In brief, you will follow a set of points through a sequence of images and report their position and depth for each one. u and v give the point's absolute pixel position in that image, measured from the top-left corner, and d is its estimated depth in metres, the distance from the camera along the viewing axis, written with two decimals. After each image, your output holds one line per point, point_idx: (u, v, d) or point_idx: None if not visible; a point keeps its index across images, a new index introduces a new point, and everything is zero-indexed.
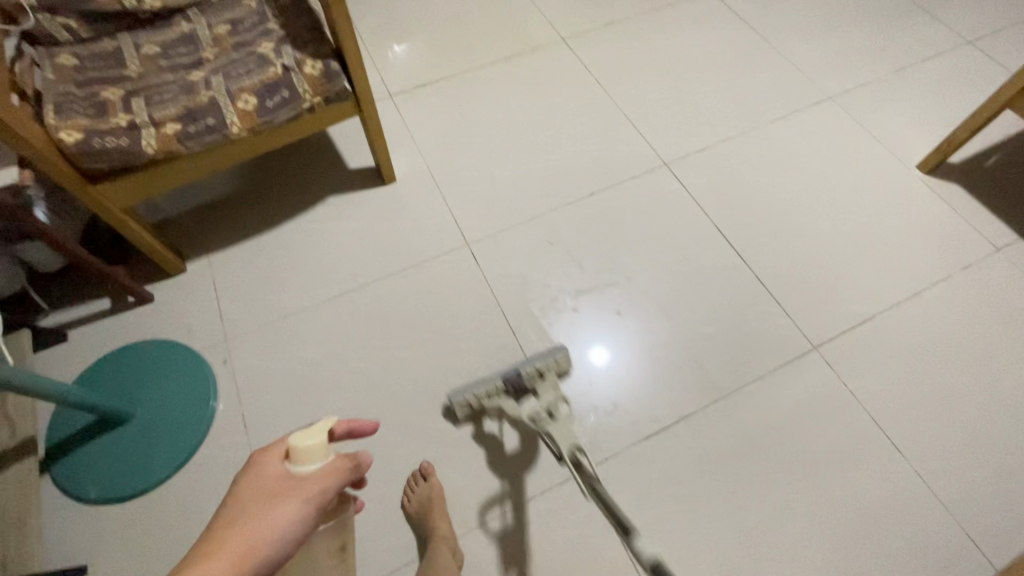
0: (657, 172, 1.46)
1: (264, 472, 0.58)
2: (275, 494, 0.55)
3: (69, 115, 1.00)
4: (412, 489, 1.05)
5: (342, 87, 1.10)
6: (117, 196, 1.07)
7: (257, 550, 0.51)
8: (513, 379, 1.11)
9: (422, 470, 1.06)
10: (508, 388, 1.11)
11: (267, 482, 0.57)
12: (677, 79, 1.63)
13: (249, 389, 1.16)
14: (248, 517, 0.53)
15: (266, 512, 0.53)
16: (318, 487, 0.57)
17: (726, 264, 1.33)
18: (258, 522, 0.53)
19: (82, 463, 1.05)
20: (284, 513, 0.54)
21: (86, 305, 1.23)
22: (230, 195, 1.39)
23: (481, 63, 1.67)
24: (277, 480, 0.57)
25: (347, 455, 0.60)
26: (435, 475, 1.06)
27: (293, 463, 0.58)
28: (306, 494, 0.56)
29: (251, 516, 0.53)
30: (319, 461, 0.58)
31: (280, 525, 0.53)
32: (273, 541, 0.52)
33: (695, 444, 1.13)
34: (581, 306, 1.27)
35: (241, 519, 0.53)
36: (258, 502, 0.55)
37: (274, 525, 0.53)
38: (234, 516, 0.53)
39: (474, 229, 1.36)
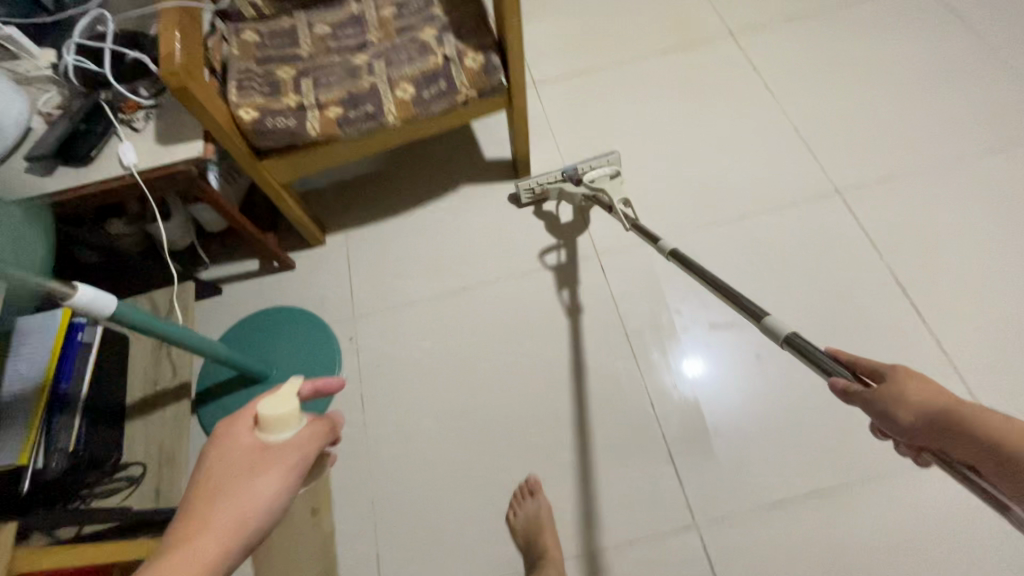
0: (824, 199, 1.27)
1: (237, 443, 0.59)
2: (256, 464, 0.56)
3: (248, 93, 1.05)
4: (519, 504, 1.03)
5: (498, 81, 1.06)
6: (278, 171, 1.12)
7: (246, 524, 0.52)
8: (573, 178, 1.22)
9: (529, 485, 1.05)
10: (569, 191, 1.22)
11: (243, 453, 0.57)
12: (864, 89, 1.40)
13: (368, 369, 1.20)
14: (229, 492, 0.53)
15: (248, 486, 0.54)
16: (297, 452, 0.58)
17: (897, 320, 1.13)
18: (242, 496, 0.53)
19: (223, 412, 1.16)
20: (269, 484, 0.55)
21: (238, 264, 1.34)
22: (370, 174, 1.43)
23: (634, 55, 1.54)
24: (251, 450, 0.58)
25: (318, 419, 0.62)
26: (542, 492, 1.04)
27: (266, 429, 0.59)
28: (286, 462, 0.57)
29: (233, 492, 0.53)
30: (292, 426, 0.60)
31: (263, 496, 0.54)
32: (259, 514, 0.53)
33: (829, 524, 0.99)
34: (712, 341, 1.15)
35: (221, 493, 0.53)
36: (237, 474, 0.55)
37: (260, 495, 0.54)
38: (217, 491, 0.54)
39: (605, 239, 1.29)
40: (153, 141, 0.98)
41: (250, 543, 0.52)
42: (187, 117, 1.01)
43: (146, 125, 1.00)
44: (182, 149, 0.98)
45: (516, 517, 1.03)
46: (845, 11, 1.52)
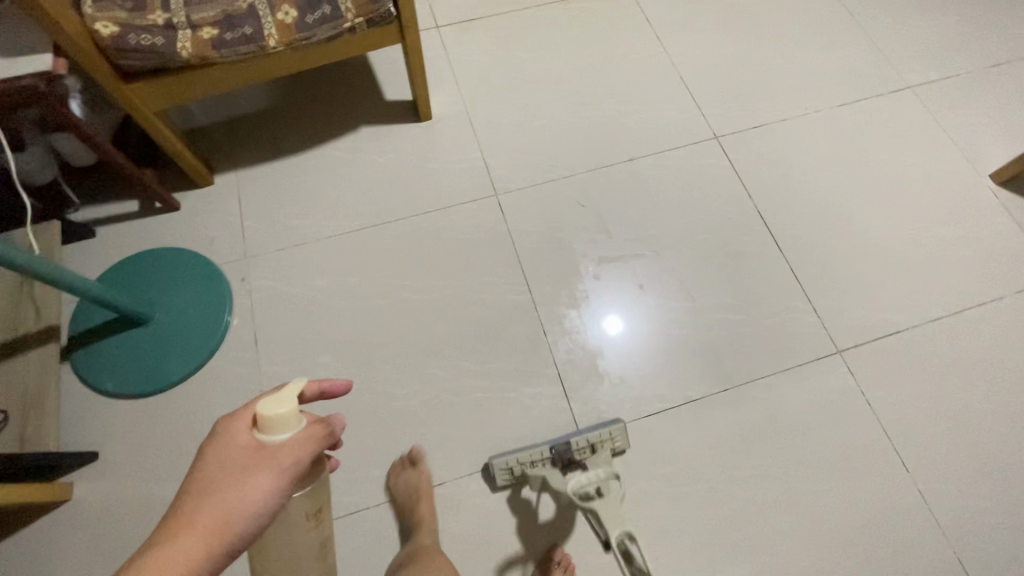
0: (704, 144, 1.37)
1: (233, 442, 0.56)
2: (248, 466, 0.54)
3: (106, 6, 0.96)
4: (398, 476, 1.03)
5: (386, 10, 1.05)
6: (150, 98, 1.05)
7: (231, 523, 0.51)
8: (560, 449, 1.03)
9: (410, 457, 1.05)
10: (555, 458, 1.03)
11: (237, 454, 0.55)
12: (744, 45, 1.51)
13: (263, 309, 1.17)
14: (223, 495, 0.52)
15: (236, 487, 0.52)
16: (289, 455, 0.55)
17: (762, 252, 1.26)
18: (232, 497, 0.52)
19: (101, 357, 1.09)
20: (259, 487, 0.53)
21: (114, 205, 1.25)
22: (263, 112, 1.36)
23: (535, 2, 1.56)
24: (246, 453, 0.55)
25: (317, 421, 0.59)
26: (422, 463, 1.04)
27: (265, 432, 0.56)
28: (277, 467, 0.54)
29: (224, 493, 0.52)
30: (289, 429, 0.56)
31: (253, 499, 0.52)
32: (245, 515, 0.52)
33: (695, 429, 1.11)
34: (602, 274, 1.24)
35: (212, 495, 0.52)
36: (228, 475, 0.53)
37: (250, 500, 0.52)
38: (207, 492, 0.52)
39: (504, 180, 1.32)
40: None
41: (234, 544, 0.51)
42: (32, 28, 0.91)
43: None
44: (28, 63, 0.89)
45: (395, 489, 1.03)
46: None
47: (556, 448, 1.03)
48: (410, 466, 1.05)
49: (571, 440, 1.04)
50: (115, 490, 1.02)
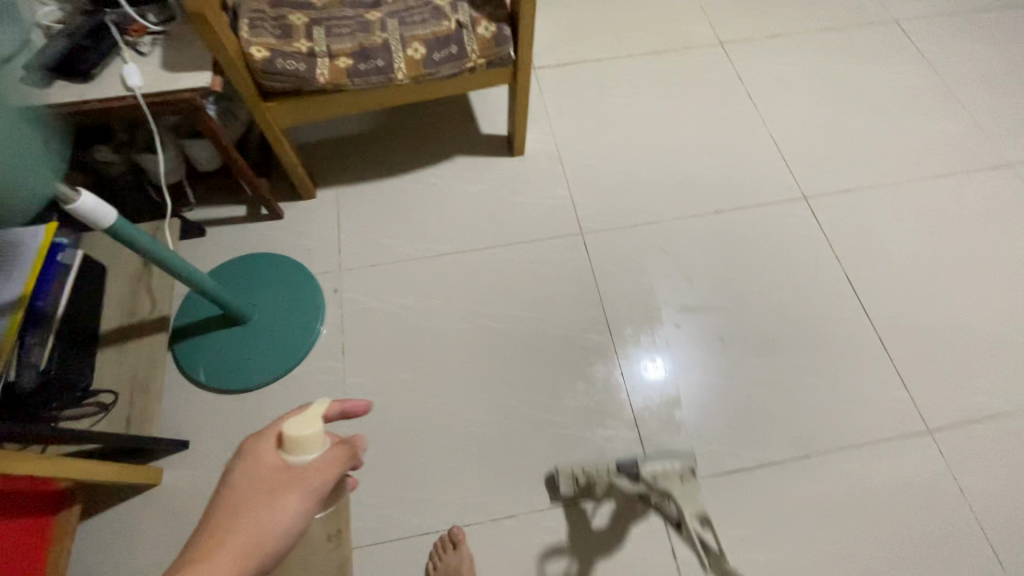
0: (792, 203, 1.37)
1: (261, 462, 0.59)
2: (277, 488, 0.56)
3: (259, 33, 1.05)
4: (439, 557, 0.99)
5: (507, 54, 1.11)
6: (281, 116, 1.13)
7: (262, 541, 0.53)
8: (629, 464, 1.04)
9: (452, 538, 1.01)
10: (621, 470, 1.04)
11: (269, 475, 0.58)
12: (836, 108, 1.52)
13: (351, 321, 1.22)
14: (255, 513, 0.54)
15: (267, 508, 0.54)
16: (315, 476, 0.58)
17: (847, 316, 1.24)
18: (261, 520, 0.53)
19: (200, 350, 1.15)
20: (290, 507, 0.55)
21: (225, 208, 1.33)
22: (367, 135, 1.44)
23: (628, 51, 1.62)
24: (274, 472, 0.58)
25: (341, 441, 0.62)
26: (464, 546, 1.00)
27: (296, 453, 0.59)
28: (305, 487, 0.57)
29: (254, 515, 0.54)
30: (317, 449, 0.60)
31: (282, 517, 0.54)
32: (274, 537, 0.53)
33: (771, 493, 1.08)
34: (682, 321, 1.24)
35: (239, 514, 0.54)
36: (257, 495, 0.55)
37: (280, 521, 0.54)
38: (239, 509, 0.54)
39: (590, 219, 1.35)
40: (161, 67, 0.98)
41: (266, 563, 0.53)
42: (197, 47, 1.01)
43: (153, 51, 1.00)
44: (189, 79, 0.98)
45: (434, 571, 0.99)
46: (821, 35, 1.65)
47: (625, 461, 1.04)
48: (451, 546, 1.01)
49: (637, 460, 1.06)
50: (200, 480, 1.07)
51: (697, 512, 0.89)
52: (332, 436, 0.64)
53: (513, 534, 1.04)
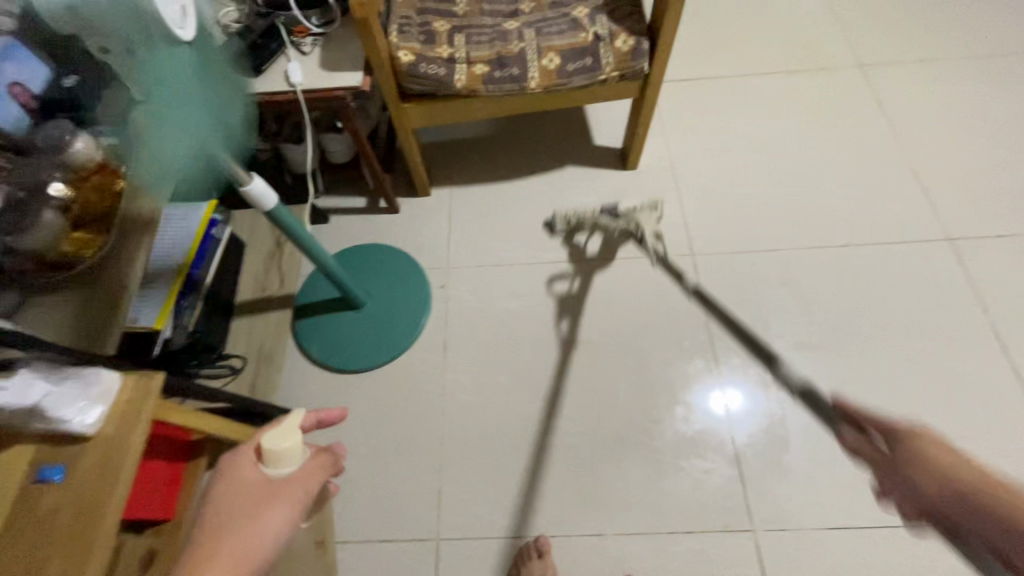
0: (933, 244, 1.25)
1: (242, 476, 0.59)
2: (262, 496, 0.56)
3: (407, 38, 1.11)
4: (523, 563, 0.99)
5: (640, 68, 1.09)
6: (414, 117, 1.18)
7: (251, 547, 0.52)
8: (609, 209, 1.21)
9: (538, 546, 1.00)
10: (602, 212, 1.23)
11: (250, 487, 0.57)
12: (993, 143, 1.37)
13: (454, 318, 1.26)
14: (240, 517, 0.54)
15: (254, 519, 0.53)
16: (299, 487, 0.59)
17: (992, 374, 1.11)
18: (246, 532, 0.52)
19: (314, 328, 1.22)
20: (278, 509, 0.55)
21: (347, 198, 1.42)
22: (482, 139, 1.49)
23: (755, 69, 1.56)
24: (256, 484, 0.58)
25: (321, 451, 0.64)
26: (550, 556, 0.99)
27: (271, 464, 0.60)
28: (290, 497, 0.57)
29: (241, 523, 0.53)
30: (296, 460, 0.61)
31: (271, 526, 0.53)
32: (264, 550, 0.52)
33: (887, 558, 0.98)
34: (796, 357, 1.16)
35: (221, 531, 0.52)
36: (241, 508, 0.55)
37: (267, 529, 0.53)
38: (220, 522, 0.53)
39: (702, 241, 1.30)
40: (320, 67, 1.06)
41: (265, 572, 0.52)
42: (351, 49, 1.08)
43: (313, 51, 1.08)
44: (343, 78, 1.05)
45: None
46: (979, 60, 1.50)
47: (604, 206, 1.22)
48: (536, 555, 1.00)
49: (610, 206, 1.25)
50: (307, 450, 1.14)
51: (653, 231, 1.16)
52: (310, 448, 0.65)
53: (599, 553, 1.02)
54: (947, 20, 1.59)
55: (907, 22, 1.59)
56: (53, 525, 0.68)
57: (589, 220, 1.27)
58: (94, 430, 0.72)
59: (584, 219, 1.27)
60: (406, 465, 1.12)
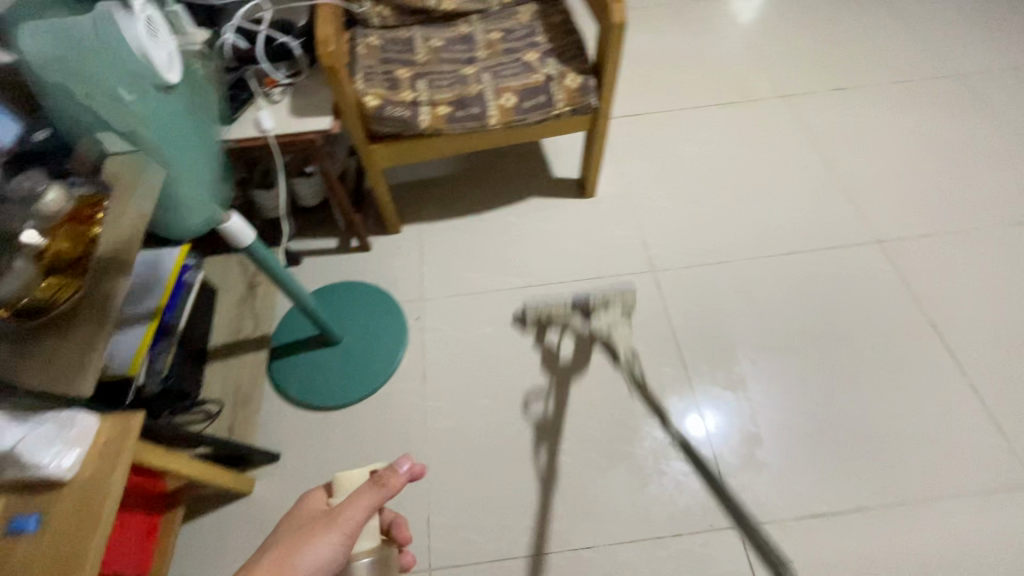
0: (867, 247, 1.38)
1: (309, 506, 0.71)
2: (323, 520, 0.64)
3: (372, 85, 1.19)
4: None
5: (590, 102, 1.20)
6: (382, 156, 1.25)
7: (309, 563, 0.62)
8: (580, 302, 1.16)
9: None
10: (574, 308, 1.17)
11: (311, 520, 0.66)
12: (905, 156, 1.55)
13: (432, 347, 1.28)
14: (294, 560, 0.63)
15: (306, 536, 0.63)
16: (349, 511, 0.64)
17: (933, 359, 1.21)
18: (299, 545, 0.62)
19: (293, 367, 1.23)
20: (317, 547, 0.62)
21: (318, 240, 1.44)
22: (448, 177, 1.56)
23: (692, 105, 1.72)
24: (323, 513, 0.68)
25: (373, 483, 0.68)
26: None
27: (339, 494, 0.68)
28: (337, 516, 0.64)
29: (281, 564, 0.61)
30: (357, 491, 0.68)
31: (315, 541, 0.62)
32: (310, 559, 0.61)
33: (864, 541, 1.03)
34: (758, 359, 1.24)
35: (283, 543, 0.63)
36: (301, 527, 0.65)
37: (313, 543, 0.62)
38: (283, 545, 0.64)
39: (662, 257, 1.39)
40: (290, 113, 1.12)
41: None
42: (319, 96, 1.15)
43: (282, 99, 1.14)
44: (313, 123, 1.11)
45: None
46: (882, 89, 1.72)
47: (577, 299, 1.17)
48: None
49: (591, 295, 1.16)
50: (289, 493, 1.11)
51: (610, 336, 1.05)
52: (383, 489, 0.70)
53: (593, 567, 1.03)
54: (852, 57, 1.82)
55: (818, 62, 1.83)
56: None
57: (560, 320, 1.23)
58: (71, 475, 0.71)
59: (556, 318, 1.22)
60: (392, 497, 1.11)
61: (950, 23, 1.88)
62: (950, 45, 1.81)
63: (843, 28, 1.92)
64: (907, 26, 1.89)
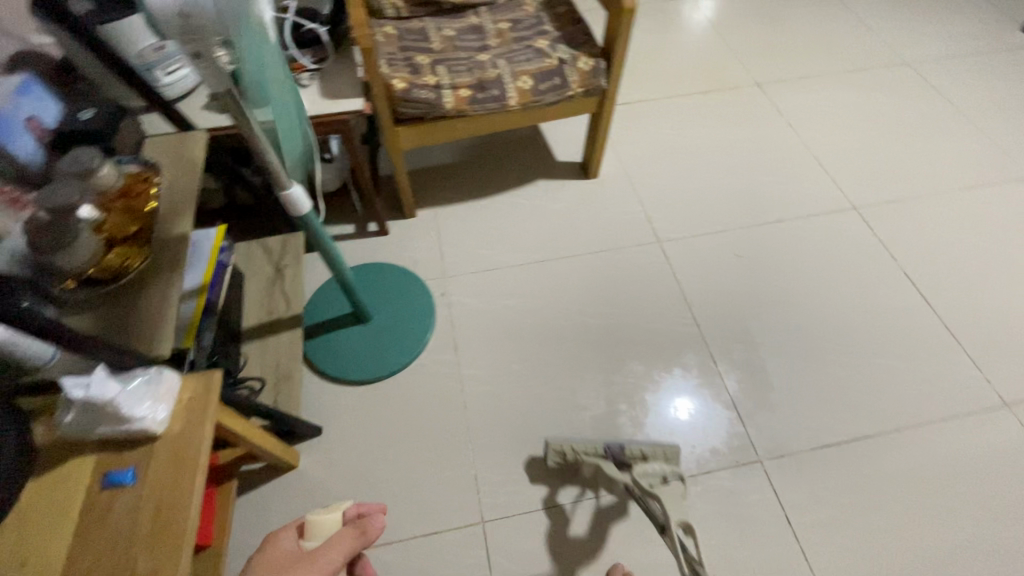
0: (844, 212, 1.53)
1: (277, 546, 0.79)
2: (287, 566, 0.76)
3: (396, 70, 1.24)
4: None
5: (601, 84, 1.30)
6: (406, 138, 1.30)
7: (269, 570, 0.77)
8: (616, 451, 1.08)
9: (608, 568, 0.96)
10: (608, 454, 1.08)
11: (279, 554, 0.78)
12: (868, 133, 1.73)
13: (460, 320, 1.33)
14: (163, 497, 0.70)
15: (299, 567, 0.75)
16: (319, 556, 0.77)
17: (912, 307, 1.36)
18: None
19: (327, 345, 1.25)
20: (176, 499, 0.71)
21: (336, 226, 1.48)
22: (458, 163, 1.63)
23: (678, 94, 1.86)
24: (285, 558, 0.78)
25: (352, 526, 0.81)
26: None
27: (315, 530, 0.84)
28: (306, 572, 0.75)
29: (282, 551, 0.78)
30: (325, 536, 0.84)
31: None
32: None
33: (870, 464, 1.15)
34: (762, 315, 1.35)
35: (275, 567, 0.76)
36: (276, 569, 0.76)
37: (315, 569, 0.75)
38: (273, 562, 0.77)
39: (666, 229, 1.50)
40: (322, 96, 1.16)
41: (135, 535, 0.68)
42: (347, 80, 1.19)
43: (311, 83, 1.18)
44: (344, 104, 1.16)
45: None
46: (843, 78, 1.91)
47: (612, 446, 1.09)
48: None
49: (627, 445, 1.09)
50: (335, 464, 1.14)
51: (680, 520, 0.84)
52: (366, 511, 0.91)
53: (633, 507, 1.11)
54: (813, 50, 2.02)
55: (784, 54, 2.01)
56: (134, 525, 0.68)
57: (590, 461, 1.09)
58: (161, 430, 0.73)
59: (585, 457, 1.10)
60: (437, 461, 1.15)
61: (893, 21, 2.12)
62: (896, 40, 2.04)
63: (804, 24, 2.11)
64: (858, 24, 2.11)
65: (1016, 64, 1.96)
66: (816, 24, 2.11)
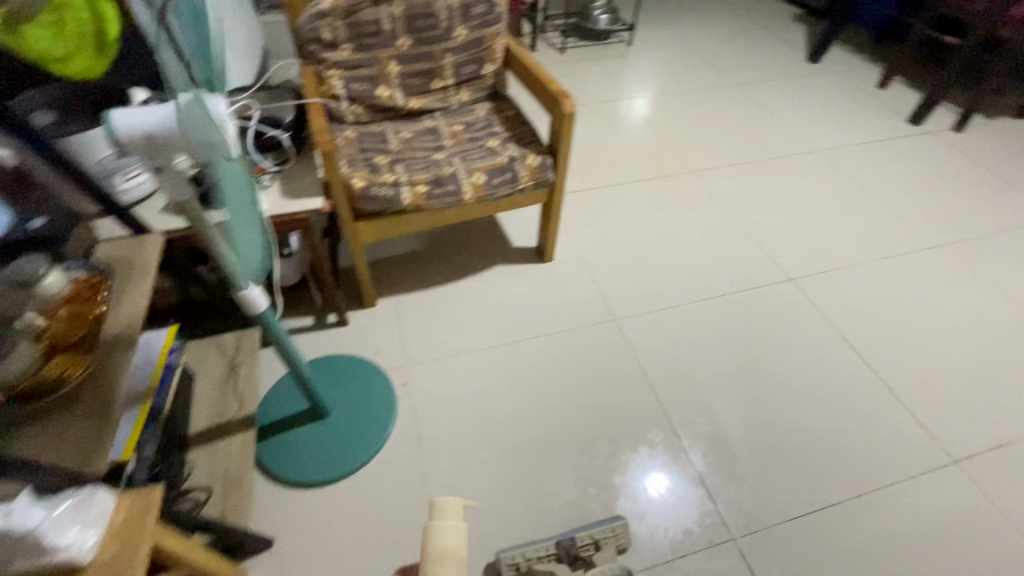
0: (782, 284, 1.65)
1: None
2: None
3: (356, 170, 1.31)
4: None
5: (548, 177, 1.40)
6: (365, 232, 1.34)
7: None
8: (566, 544, 1.05)
9: None
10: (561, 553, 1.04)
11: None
12: (792, 211, 1.92)
13: (422, 409, 1.31)
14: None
15: None
16: None
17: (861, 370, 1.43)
18: None
19: (281, 447, 1.19)
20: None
21: (295, 319, 1.46)
22: (417, 252, 1.67)
23: (622, 182, 2.03)
24: None
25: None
26: None
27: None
28: None
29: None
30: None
31: None
32: None
33: (840, 533, 1.15)
34: (721, 386, 1.39)
35: None
36: None
37: None
38: None
39: (620, 307, 1.56)
40: (282, 196, 1.19)
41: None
42: (307, 181, 1.24)
43: (272, 185, 1.22)
44: (304, 203, 1.19)
45: None
46: (766, 165, 2.14)
47: (562, 543, 1.05)
48: None
49: (576, 535, 1.06)
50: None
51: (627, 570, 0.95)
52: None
53: None
54: (735, 142, 2.27)
55: (711, 146, 2.24)
56: None
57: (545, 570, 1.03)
58: (88, 558, 0.67)
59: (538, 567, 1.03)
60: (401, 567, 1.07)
61: (802, 117, 2.42)
62: (808, 132, 2.32)
63: (727, 121, 2.39)
64: (772, 120, 2.40)
65: (911, 151, 2.25)
66: (737, 121, 2.40)
